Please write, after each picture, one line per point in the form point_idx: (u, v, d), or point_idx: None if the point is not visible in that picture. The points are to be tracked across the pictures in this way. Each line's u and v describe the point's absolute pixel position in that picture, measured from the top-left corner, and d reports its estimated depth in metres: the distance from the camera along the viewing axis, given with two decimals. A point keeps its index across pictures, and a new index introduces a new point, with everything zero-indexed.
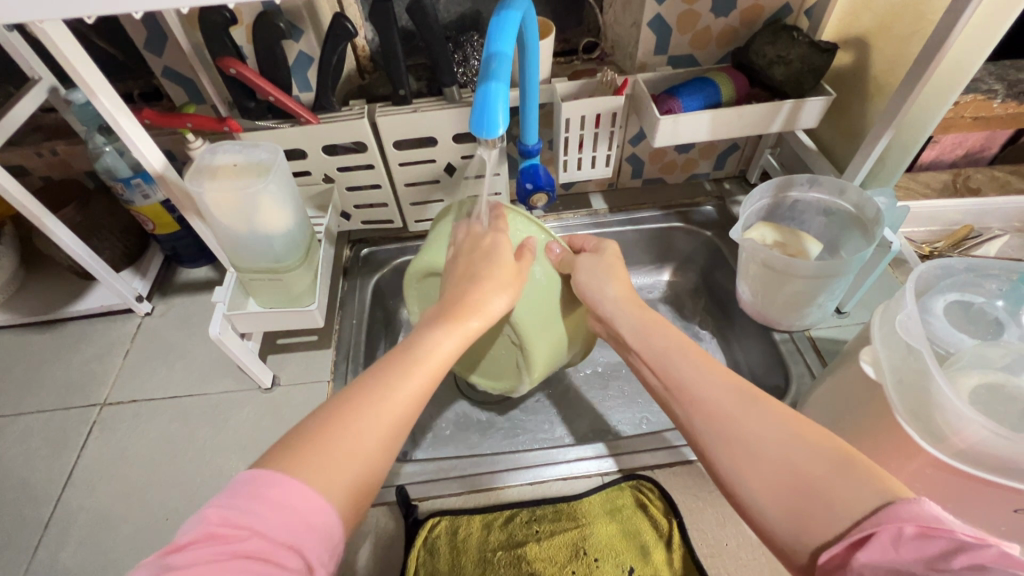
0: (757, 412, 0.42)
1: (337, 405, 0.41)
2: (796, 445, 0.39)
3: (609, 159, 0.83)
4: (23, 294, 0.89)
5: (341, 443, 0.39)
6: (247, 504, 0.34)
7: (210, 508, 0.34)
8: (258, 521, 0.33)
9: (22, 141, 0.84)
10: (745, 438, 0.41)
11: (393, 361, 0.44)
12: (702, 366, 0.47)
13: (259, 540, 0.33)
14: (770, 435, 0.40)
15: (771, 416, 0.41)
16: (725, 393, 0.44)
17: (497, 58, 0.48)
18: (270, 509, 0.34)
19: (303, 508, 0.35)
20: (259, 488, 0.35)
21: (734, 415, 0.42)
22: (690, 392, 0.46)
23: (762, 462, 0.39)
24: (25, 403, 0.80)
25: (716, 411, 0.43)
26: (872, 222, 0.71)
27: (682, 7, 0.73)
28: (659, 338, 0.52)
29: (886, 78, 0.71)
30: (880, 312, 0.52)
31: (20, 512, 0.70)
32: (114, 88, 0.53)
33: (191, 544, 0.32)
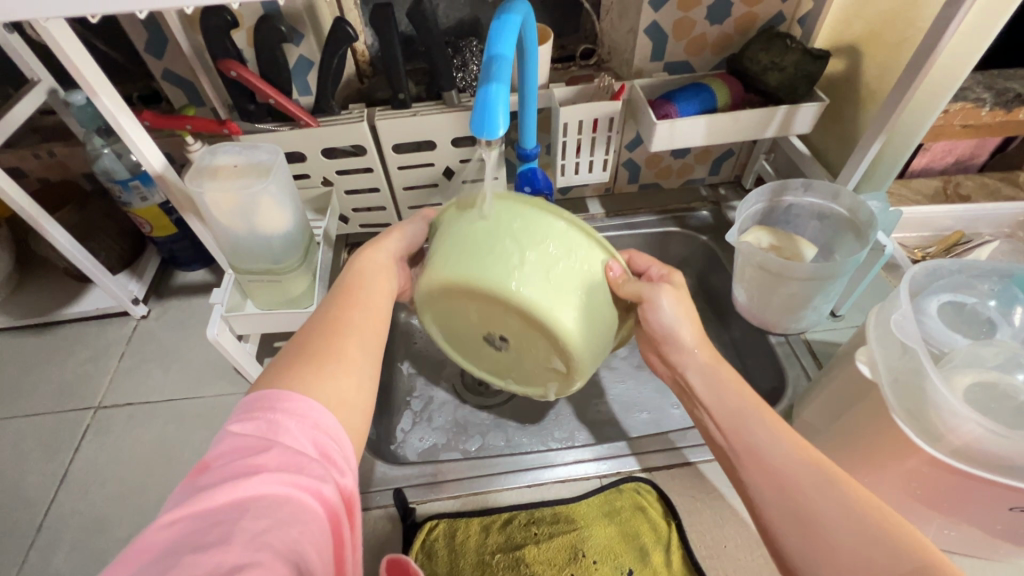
0: (830, 494, 0.41)
1: (308, 343, 0.46)
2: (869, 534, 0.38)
3: (606, 163, 0.84)
4: (17, 297, 0.88)
5: (328, 367, 0.44)
6: (269, 420, 0.37)
7: (232, 433, 0.37)
8: (281, 432, 0.37)
9: (19, 143, 0.84)
10: (817, 524, 0.40)
11: (347, 300, 0.51)
12: (776, 434, 0.46)
13: (284, 450, 0.36)
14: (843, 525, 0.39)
15: (847, 502, 0.41)
16: (798, 464, 0.43)
17: (498, 61, 0.49)
18: (292, 422, 0.38)
19: (312, 415, 0.39)
20: (273, 405, 0.39)
21: (807, 493, 0.42)
22: (761, 458, 0.45)
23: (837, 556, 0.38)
24: (18, 406, 0.79)
25: (789, 484, 0.43)
26: (864, 225, 0.72)
27: (677, 13, 0.74)
28: (732, 396, 0.50)
29: (878, 84, 0.72)
30: (875, 313, 0.53)
31: (11, 516, 0.69)
32: (115, 88, 0.53)
33: (217, 462, 0.35)
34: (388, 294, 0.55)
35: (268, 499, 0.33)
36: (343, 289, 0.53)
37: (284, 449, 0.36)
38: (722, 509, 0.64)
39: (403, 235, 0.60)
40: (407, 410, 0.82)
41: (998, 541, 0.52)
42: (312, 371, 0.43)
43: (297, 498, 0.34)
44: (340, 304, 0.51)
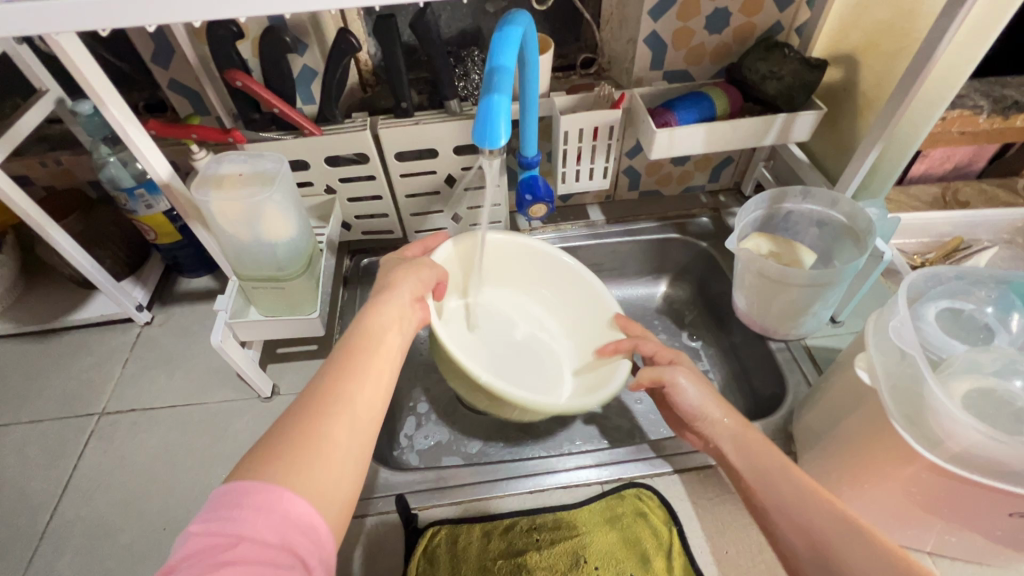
0: (868, 554, 0.40)
1: (297, 415, 0.43)
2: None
3: (606, 170, 0.85)
4: (22, 304, 0.89)
5: (314, 451, 0.40)
6: (234, 515, 0.35)
7: (195, 532, 0.35)
8: (248, 527, 0.35)
9: (27, 152, 0.85)
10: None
11: (345, 362, 0.48)
12: (807, 490, 0.45)
13: (252, 544, 0.34)
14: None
15: (887, 561, 0.39)
16: (832, 521, 0.43)
17: (500, 72, 0.49)
18: (260, 514, 0.36)
19: (287, 508, 0.37)
20: (241, 500, 0.36)
21: (836, 547, 0.41)
22: (795, 521, 0.44)
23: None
24: (22, 412, 0.79)
25: (819, 540, 0.42)
26: (863, 232, 0.72)
27: (676, 23, 0.75)
28: (769, 459, 0.50)
29: (875, 92, 0.73)
30: (874, 320, 0.53)
31: (15, 521, 0.70)
32: (124, 99, 0.54)
33: (183, 563, 0.33)
34: (393, 357, 0.51)
35: None
36: (345, 350, 0.49)
37: (252, 542, 0.34)
38: (723, 515, 0.64)
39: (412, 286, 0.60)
40: (409, 416, 0.82)
41: (998, 548, 0.52)
42: (295, 458, 0.39)
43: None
44: (338, 370, 0.47)
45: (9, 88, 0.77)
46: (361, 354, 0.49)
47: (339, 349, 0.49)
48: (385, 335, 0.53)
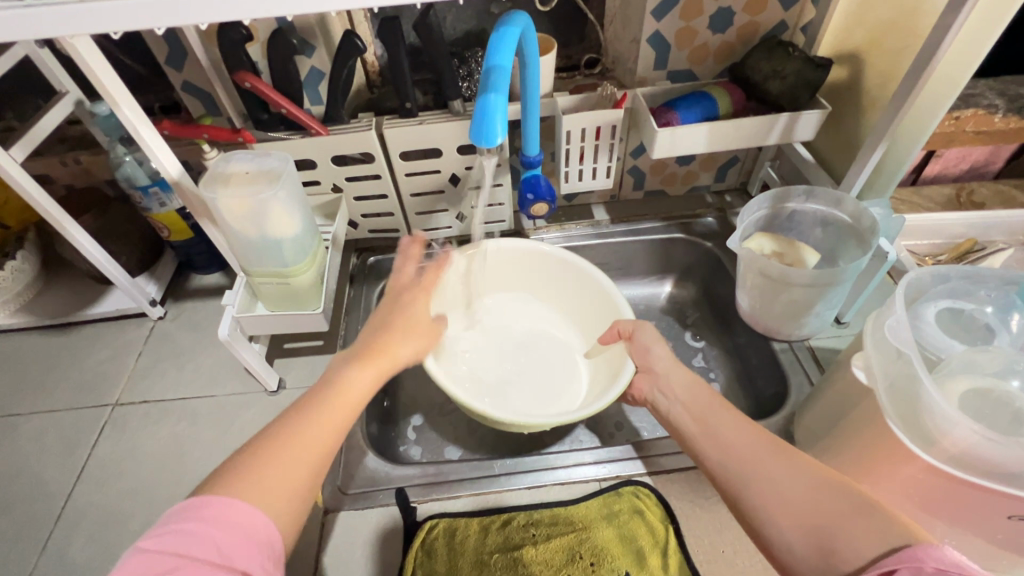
0: (782, 460, 0.44)
1: (228, 469, 0.42)
2: (817, 490, 0.41)
3: (610, 170, 0.86)
4: (42, 299, 0.92)
5: (275, 502, 0.41)
6: (189, 530, 0.37)
7: (144, 546, 0.36)
8: (199, 541, 0.37)
9: (48, 152, 0.88)
10: (774, 484, 0.43)
11: (282, 434, 0.45)
12: (740, 421, 0.50)
13: (200, 560, 0.36)
14: (794, 483, 0.42)
15: (801, 468, 0.43)
16: (756, 443, 0.47)
17: (497, 71, 0.50)
18: (211, 530, 0.38)
19: (235, 522, 0.39)
20: (191, 512, 0.38)
21: (759, 460, 0.45)
22: (727, 447, 0.48)
23: (792, 510, 0.41)
24: (40, 402, 0.82)
25: (745, 454, 0.46)
26: (867, 232, 0.71)
27: (679, 23, 0.75)
28: (704, 392, 0.55)
29: (880, 91, 0.72)
30: (872, 320, 0.53)
31: (32, 506, 0.73)
32: (136, 100, 0.56)
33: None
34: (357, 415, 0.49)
35: None
36: (301, 407, 0.47)
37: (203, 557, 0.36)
38: (721, 515, 0.64)
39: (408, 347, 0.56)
40: (413, 411, 0.83)
41: (1000, 552, 0.51)
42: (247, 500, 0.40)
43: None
44: (285, 428, 0.45)
45: (31, 91, 0.81)
46: (331, 393, 0.48)
47: (285, 415, 0.46)
48: (353, 381, 0.50)
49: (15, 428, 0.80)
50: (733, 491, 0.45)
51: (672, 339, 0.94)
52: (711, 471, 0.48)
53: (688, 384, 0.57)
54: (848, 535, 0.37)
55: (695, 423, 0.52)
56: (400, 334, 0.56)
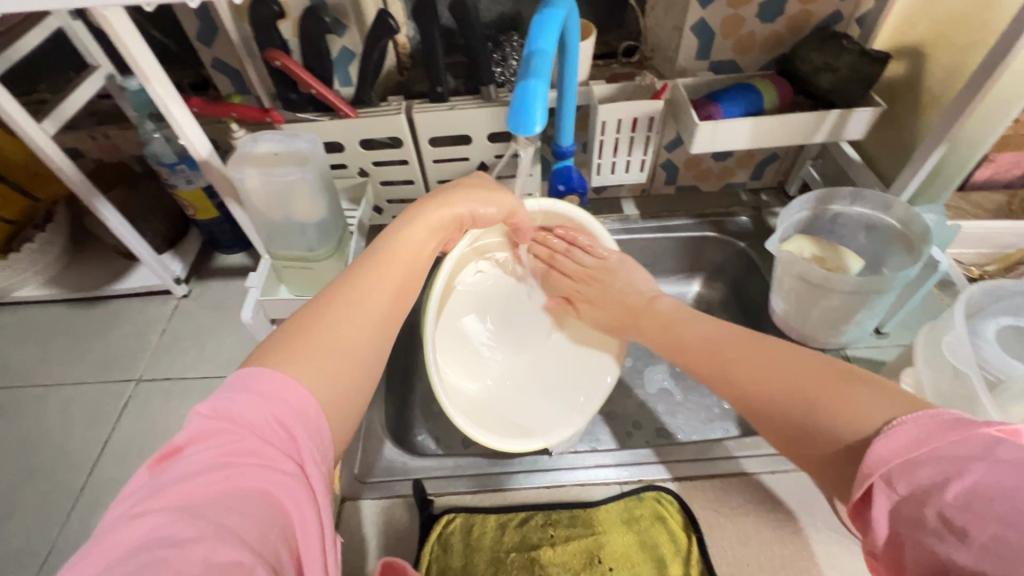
0: (785, 369, 0.44)
1: (286, 331, 0.39)
2: (796, 380, 0.42)
3: (643, 163, 0.83)
4: (69, 272, 0.93)
5: (340, 355, 0.38)
6: (244, 400, 0.33)
7: (201, 412, 0.33)
8: (252, 416, 0.33)
9: (78, 125, 0.88)
10: (761, 379, 0.45)
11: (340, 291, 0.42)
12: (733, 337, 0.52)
13: (255, 435, 0.32)
14: (774, 379, 0.44)
15: (779, 363, 0.45)
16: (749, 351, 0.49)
17: (538, 56, 0.48)
18: (265, 405, 0.34)
19: (295, 401, 0.35)
20: (248, 384, 0.34)
21: (765, 377, 0.45)
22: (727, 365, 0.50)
23: (777, 404, 0.43)
24: (66, 374, 0.83)
25: (754, 374, 0.46)
26: (918, 238, 0.68)
27: (727, 11, 0.72)
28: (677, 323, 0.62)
29: (944, 89, 0.68)
30: (925, 331, 0.50)
31: (57, 477, 0.74)
32: (168, 76, 0.55)
33: (188, 447, 0.31)
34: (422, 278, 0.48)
35: (250, 498, 0.30)
36: (359, 269, 0.44)
37: (258, 434, 0.32)
38: (746, 526, 0.61)
39: (472, 204, 0.55)
40: (430, 401, 0.82)
41: None
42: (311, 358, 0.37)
43: (272, 494, 0.31)
44: (342, 288, 0.42)
45: (64, 63, 0.80)
46: (394, 250, 0.47)
47: (347, 276, 0.44)
48: (410, 244, 0.49)
49: (42, 399, 0.81)
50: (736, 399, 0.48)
51: None
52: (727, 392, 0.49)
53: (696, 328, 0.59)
54: (831, 420, 0.38)
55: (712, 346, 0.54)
56: (466, 209, 0.55)
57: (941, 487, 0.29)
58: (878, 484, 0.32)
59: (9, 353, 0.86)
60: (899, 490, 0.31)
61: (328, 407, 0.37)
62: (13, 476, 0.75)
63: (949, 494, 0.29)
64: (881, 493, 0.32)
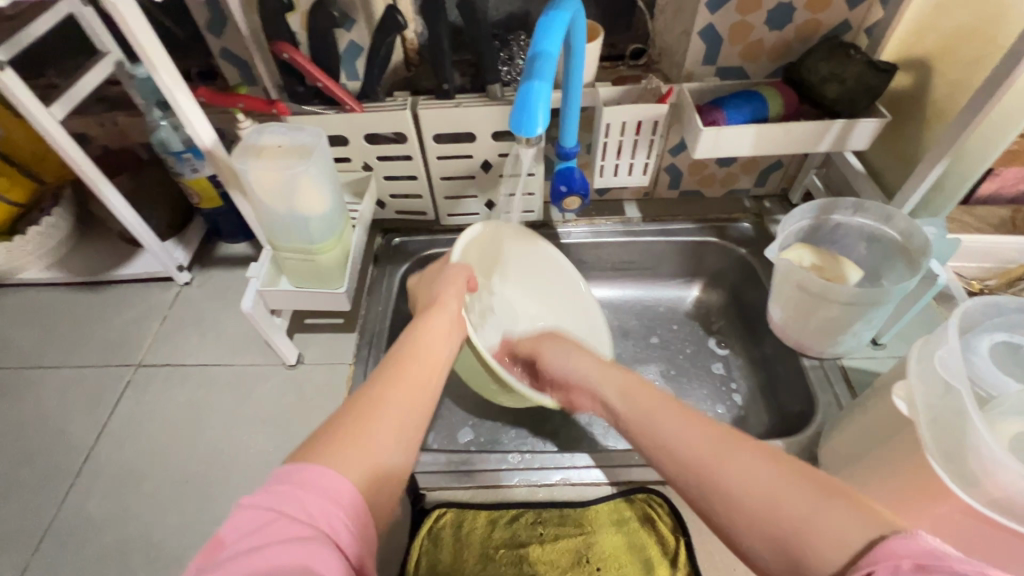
0: (736, 455, 0.38)
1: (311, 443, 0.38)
2: (783, 488, 0.35)
3: (647, 167, 0.83)
4: (74, 256, 0.94)
5: (366, 474, 0.37)
6: (285, 493, 0.34)
7: (246, 503, 0.33)
8: (297, 505, 0.33)
9: (86, 111, 0.88)
10: (728, 494, 0.36)
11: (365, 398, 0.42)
12: (679, 413, 0.43)
13: (297, 522, 0.32)
14: (751, 484, 0.36)
15: (755, 463, 0.37)
16: (702, 439, 0.40)
17: (542, 57, 0.48)
18: (306, 493, 0.34)
19: (336, 491, 0.35)
20: (289, 478, 0.35)
21: (708, 462, 0.38)
22: (671, 453, 0.40)
23: (755, 524, 0.35)
24: (68, 357, 0.84)
25: (690, 459, 0.39)
26: (918, 252, 0.68)
27: (735, 17, 0.72)
28: (632, 389, 0.49)
29: (949, 102, 0.68)
30: (919, 345, 0.50)
31: (56, 458, 0.75)
32: (175, 65, 0.56)
33: (231, 539, 0.31)
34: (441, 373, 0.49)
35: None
36: (377, 377, 0.45)
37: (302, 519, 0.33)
38: None
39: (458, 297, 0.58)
40: None
41: None
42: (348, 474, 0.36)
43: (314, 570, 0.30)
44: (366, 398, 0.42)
45: (73, 49, 0.81)
46: (411, 355, 0.48)
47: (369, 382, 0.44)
48: (427, 349, 0.50)
49: (43, 380, 0.82)
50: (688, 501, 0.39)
51: (695, 346, 0.91)
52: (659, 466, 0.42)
53: (653, 397, 0.46)
54: (816, 546, 0.32)
55: (649, 425, 0.44)
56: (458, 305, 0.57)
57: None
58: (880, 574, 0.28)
59: (12, 334, 0.87)
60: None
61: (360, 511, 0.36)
62: (12, 456, 0.75)
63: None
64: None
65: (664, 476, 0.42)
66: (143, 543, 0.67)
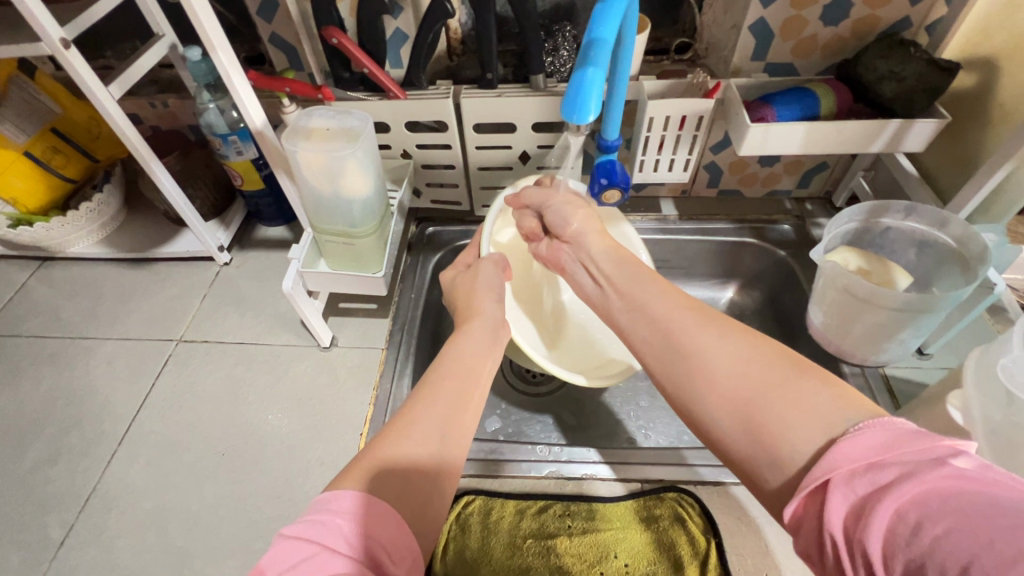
0: (711, 331, 0.41)
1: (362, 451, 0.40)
2: (749, 357, 0.38)
3: (688, 163, 0.82)
4: (121, 233, 0.97)
5: (401, 473, 0.39)
6: (322, 521, 0.35)
7: (286, 534, 0.34)
8: (330, 535, 0.34)
9: (139, 92, 0.91)
10: (700, 359, 0.40)
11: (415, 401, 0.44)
12: (664, 290, 0.46)
13: (335, 552, 0.33)
14: (723, 354, 0.39)
15: (727, 335, 0.40)
16: (684, 313, 0.43)
17: (597, 45, 0.47)
18: (340, 521, 0.35)
19: (368, 515, 0.35)
20: (323, 507, 0.36)
21: (689, 335, 0.41)
22: (656, 324, 0.44)
23: (718, 388, 0.38)
24: (114, 329, 0.87)
25: (671, 330, 0.43)
26: (974, 259, 0.65)
27: (788, 12, 0.70)
28: (624, 264, 0.52)
29: (1016, 105, 0.65)
30: (976, 355, 0.48)
31: (101, 425, 0.78)
32: (232, 46, 0.57)
33: (268, 570, 0.32)
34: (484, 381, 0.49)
35: None
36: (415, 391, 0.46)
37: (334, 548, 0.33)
38: (767, 537, 0.61)
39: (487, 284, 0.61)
40: None
41: None
42: (397, 487, 0.38)
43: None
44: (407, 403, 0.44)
45: (130, 32, 0.83)
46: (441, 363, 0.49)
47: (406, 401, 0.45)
48: (457, 355, 0.50)
49: (90, 350, 0.85)
50: (656, 368, 0.43)
51: None
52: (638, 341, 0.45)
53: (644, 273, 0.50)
54: (779, 415, 0.35)
55: (639, 299, 0.47)
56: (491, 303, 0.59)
57: (885, 498, 0.27)
58: (836, 480, 0.30)
59: (62, 306, 0.91)
60: (857, 494, 0.28)
61: (398, 530, 0.36)
62: (58, 422, 0.79)
63: (897, 510, 0.27)
64: (837, 492, 0.29)
65: (641, 349, 0.45)
66: (180, 512, 0.69)
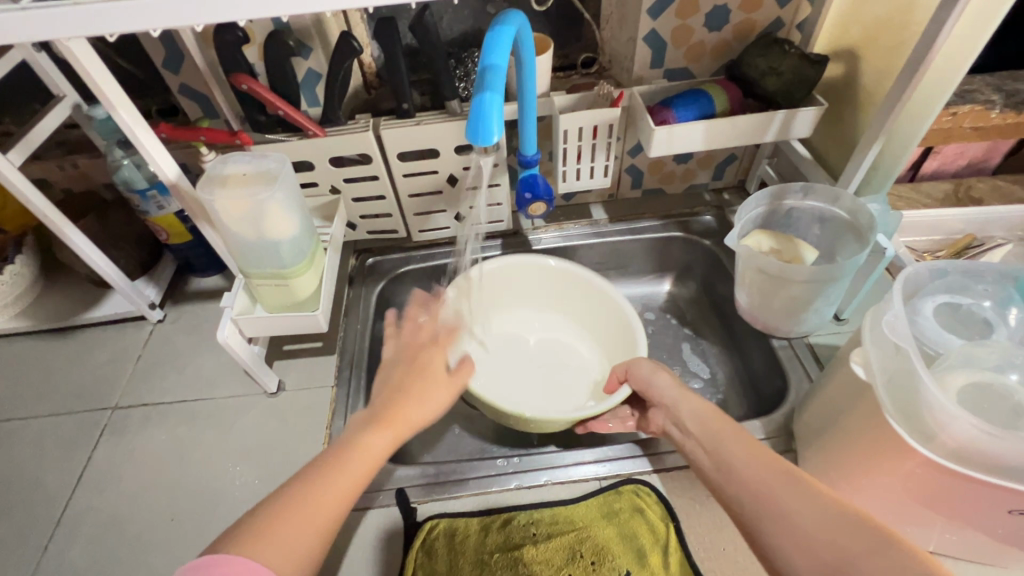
0: (792, 487, 0.43)
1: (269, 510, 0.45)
2: (840, 523, 0.39)
3: (608, 168, 0.86)
4: (40, 304, 0.92)
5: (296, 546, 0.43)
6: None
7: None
8: None
9: (45, 156, 0.88)
10: (785, 515, 0.41)
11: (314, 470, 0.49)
12: (750, 451, 0.48)
13: None
14: (808, 512, 0.41)
15: (816, 496, 0.42)
16: (766, 467, 0.46)
17: (492, 70, 0.50)
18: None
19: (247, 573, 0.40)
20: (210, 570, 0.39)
21: (771, 490, 0.44)
22: (738, 478, 0.47)
23: (807, 543, 0.39)
24: (38, 407, 0.82)
25: (754, 486, 0.45)
26: (865, 228, 0.71)
27: (675, 21, 0.75)
28: (722, 427, 0.53)
29: (877, 86, 0.73)
30: (871, 315, 0.53)
31: (32, 511, 0.73)
32: (132, 101, 0.56)
33: None
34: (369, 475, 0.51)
35: None
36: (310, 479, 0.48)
37: None
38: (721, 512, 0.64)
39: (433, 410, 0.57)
40: None
41: (1001, 545, 0.52)
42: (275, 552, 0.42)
43: None
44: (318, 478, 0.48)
45: (29, 96, 0.81)
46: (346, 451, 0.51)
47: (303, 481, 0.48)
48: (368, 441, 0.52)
49: (14, 433, 0.80)
50: (746, 524, 0.44)
51: (673, 340, 0.93)
52: (728, 501, 0.47)
53: (734, 431, 0.52)
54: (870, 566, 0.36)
55: (727, 456, 0.49)
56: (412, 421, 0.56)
57: None
58: None
59: None
60: None
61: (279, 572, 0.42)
62: None
63: None
64: None
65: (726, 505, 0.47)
66: None
